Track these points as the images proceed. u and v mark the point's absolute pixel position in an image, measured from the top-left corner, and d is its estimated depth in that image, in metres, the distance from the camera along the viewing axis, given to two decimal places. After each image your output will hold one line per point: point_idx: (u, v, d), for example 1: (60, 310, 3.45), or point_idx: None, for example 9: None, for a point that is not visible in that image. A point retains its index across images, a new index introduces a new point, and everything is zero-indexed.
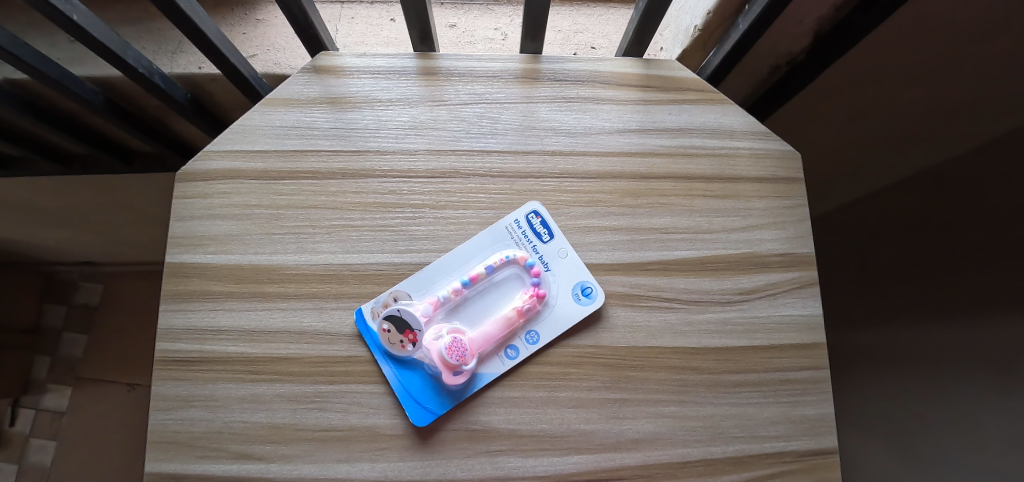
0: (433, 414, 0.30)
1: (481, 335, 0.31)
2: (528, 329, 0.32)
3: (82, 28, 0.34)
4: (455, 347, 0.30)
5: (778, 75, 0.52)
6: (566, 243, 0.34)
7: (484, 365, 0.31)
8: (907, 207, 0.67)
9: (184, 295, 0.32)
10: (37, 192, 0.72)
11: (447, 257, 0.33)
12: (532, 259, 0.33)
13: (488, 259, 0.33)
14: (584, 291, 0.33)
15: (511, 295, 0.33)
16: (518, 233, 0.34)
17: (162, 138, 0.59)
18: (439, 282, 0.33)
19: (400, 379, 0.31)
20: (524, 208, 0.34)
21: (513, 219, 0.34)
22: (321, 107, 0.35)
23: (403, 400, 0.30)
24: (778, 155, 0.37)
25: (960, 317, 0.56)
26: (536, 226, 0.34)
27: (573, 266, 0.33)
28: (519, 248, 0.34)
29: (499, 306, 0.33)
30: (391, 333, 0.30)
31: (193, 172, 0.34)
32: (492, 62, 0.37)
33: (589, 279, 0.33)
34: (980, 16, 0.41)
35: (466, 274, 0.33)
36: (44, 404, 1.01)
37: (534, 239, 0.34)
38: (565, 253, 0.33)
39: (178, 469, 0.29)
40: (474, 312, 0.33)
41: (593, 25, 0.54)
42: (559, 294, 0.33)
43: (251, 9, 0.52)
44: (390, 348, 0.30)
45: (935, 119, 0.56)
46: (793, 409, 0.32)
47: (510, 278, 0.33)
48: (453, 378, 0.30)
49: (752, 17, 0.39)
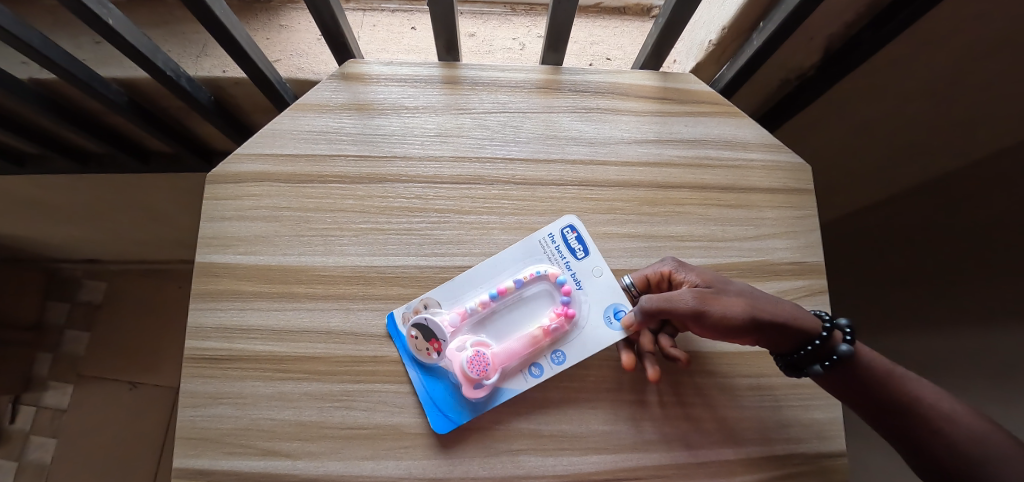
0: (453, 423, 0.31)
1: (506, 351, 0.32)
2: (553, 349, 0.32)
3: (116, 31, 0.35)
4: (479, 361, 0.31)
5: (788, 88, 0.53)
6: (601, 262, 0.34)
7: (506, 381, 0.32)
8: (912, 218, 0.68)
9: (213, 294, 0.33)
10: (49, 188, 0.73)
11: (477, 268, 0.34)
12: (563, 277, 0.34)
13: (518, 272, 0.34)
14: (617, 313, 0.33)
15: (539, 313, 0.33)
16: (552, 248, 0.34)
17: (181, 138, 0.60)
18: (467, 293, 0.33)
19: (426, 386, 0.32)
20: (560, 221, 0.35)
21: (547, 232, 0.35)
22: (348, 113, 0.36)
23: (427, 407, 0.31)
24: (790, 167, 0.38)
25: (976, 326, 0.57)
26: (571, 241, 0.34)
27: (608, 287, 0.33)
28: (552, 263, 0.34)
29: (526, 322, 0.33)
30: (418, 340, 0.31)
31: (224, 174, 0.35)
32: (515, 72, 0.38)
33: (622, 302, 0.33)
34: (985, 37, 0.42)
35: (494, 286, 0.33)
36: (45, 401, 1.01)
37: (568, 255, 0.34)
38: (600, 272, 0.34)
39: (205, 464, 0.30)
40: (500, 327, 0.33)
41: (608, 36, 0.55)
42: (589, 317, 0.33)
43: (275, 14, 0.52)
44: (417, 355, 0.31)
45: (938, 137, 0.57)
46: (804, 413, 0.33)
47: (540, 294, 0.34)
48: (473, 391, 0.31)
49: (768, 32, 0.40)
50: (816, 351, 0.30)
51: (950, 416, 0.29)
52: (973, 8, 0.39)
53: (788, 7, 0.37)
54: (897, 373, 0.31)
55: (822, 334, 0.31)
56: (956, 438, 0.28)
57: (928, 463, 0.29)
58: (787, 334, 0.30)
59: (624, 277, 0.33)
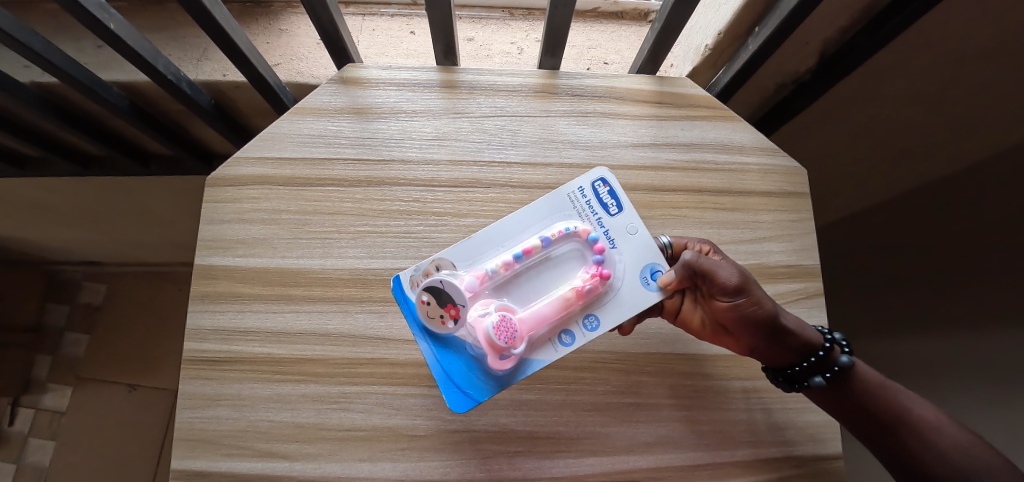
0: (472, 400, 0.27)
1: (535, 315, 0.27)
2: (586, 313, 0.28)
3: (117, 36, 0.35)
4: (504, 325, 0.26)
5: (784, 93, 0.54)
6: (637, 219, 0.30)
7: (534, 351, 0.27)
8: (910, 221, 0.68)
9: (212, 297, 0.33)
10: (50, 191, 0.73)
11: (499, 225, 0.30)
12: (595, 233, 0.29)
13: (544, 231, 0.30)
14: (654, 274, 0.29)
15: (568, 274, 0.29)
16: (581, 203, 0.30)
17: (182, 141, 0.60)
18: (488, 253, 0.29)
19: (441, 361, 0.28)
20: (592, 175, 0.31)
21: (577, 186, 0.31)
22: (347, 117, 0.36)
23: (443, 384, 0.27)
24: (786, 170, 0.38)
25: (974, 330, 0.57)
26: (604, 196, 0.30)
27: (643, 245, 0.29)
28: (582, 221, 0.30)
29: (553, 285, 0.29)
30: (431, 306, 0.27)
31: (223, 177, 0.35)
32: (512, 77, 0.38)
33: (660, 263, 0.29)
34: (979, 42, 0.43)
35: (518, 245, 0.30)
36: (44, 403, 1.00)
37: (600, 211, 0.30)
38: (635, 229, 0.30)
39: (203, 466, 0.30)
40: (526, 291, 0.29)
41: (605, 41, 0.56)
42: (625, 277, 0.28)
43: (275, 19, 0.53)
44: (429, 323, 0.27)
45: (935, 140, 0.57)
46: (800, 416, 0.33)
47: (569, 253, 0.30)
48: (499, 363, 0.26)
49: (763, 37, 0.40)
50: (815, 364, 0.30)
51: (935, 426, 0.30)
52: (968, 13, 0.40)
53: (783, 13, 0.37)
54: (887, 385, 0.31)
55: (823, 346, 0.31)
56: (943, 447, 0.29)
57: (922, 477, 0.29)
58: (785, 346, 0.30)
59: (659, 236, 0.31)
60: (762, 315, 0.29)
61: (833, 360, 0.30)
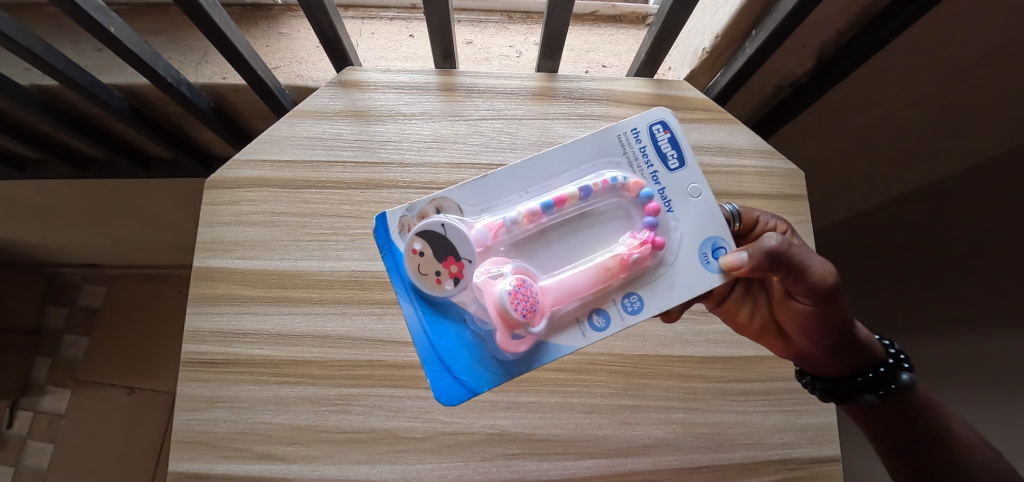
0: (469, 392, 0.23)
1: (563, 287, 0.23)
2: (626, 292, 0.24)
3: (117, 39, 0.36)
4: (523, 294, 0.22)
5: (781, 95, 0.54)
6: (700, 179, 0.26)
7: (556, 332, 0.24)
8: (909, 223, 0.68)
9: (211, 299, 0.33)
10: (50, 193, 0.73)
11: (528, 168, 0.26)
12: (649, 188, 0.25)
13: (583, 178, 0.26)
14: (715, 250, 0.24)
15: (606, 241, 0.25)
16: (634, 150, 0.27)
17: (182, 143, 0.60)
18: (509, 199, 0.26)
19: (431, 337, 0.24)
20: (649, 118, 0.27)
21: (631, 128, 0.27)
22: (346, 120, 0.37)
23: (431, 367, 0.24)
24: (783, 173, 0.39)
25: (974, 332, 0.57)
26: (664, 146, 0.27)
27: (706, 211, 0.25)
28: (633, 172, 0.26)
29: (587, 251, 0.25)
30: (425, 259, 0.23)
31: (222, 179, 0.35)
32: (510, 79, 0.39)
33: (723, 237, 0.25)
34: (975, 44, 0.43)
35: (549, 193, 0.26)
36: (42, 406, 1.00)
37: (656, 164, 0.26)
38: (698, 192, 0.26)
39: (201, 468, 0.30)
40: (554, 257, 0.25)
41: (604, 44, 0.56)
42: (680, 250, 0.25)
43: (275, 22, 0.53)
44: (422, 282, 0.24)
45: (933, 143, 0.58)
46: (798, 418, 0.33)
47: (612, 214, 0.26)
48: (509, 340, 0.23)
49: (760, 40, 0.40)
50: (871, 380, 0.29)
51: (970, 448, 0.28)
52: (965, 15, 0.40)
53: (779, 16, 0.37)
54: (944, 409, 0.29)
55: (885, 362, 0.29)
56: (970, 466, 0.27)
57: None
58: (849, 356, 0.29)
59: (723, 203, 0.29)
60: (834, 329, 0.28)
61: (894, 378, 0.29)
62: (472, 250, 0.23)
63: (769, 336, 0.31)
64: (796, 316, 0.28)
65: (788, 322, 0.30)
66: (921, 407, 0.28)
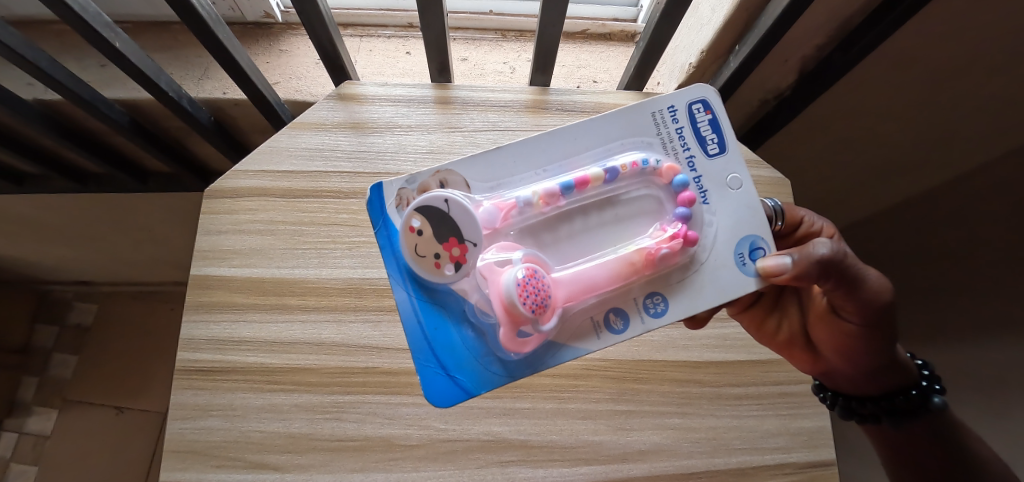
0: (464, 394, 0.23)
1: (580, 283, 0.23)
2: (650, 292, 0.24)
3: (122, 53, 0.37)
4: (533, 286, 0.22)
5: (767, 108, 0.56)
6: (740, 170, 0.25)
7: (567, 329, 0.24)
8: (897, 232, 0.69)
9: (207, 307, 0.33)
10: (46, 208, 0.73)
11: (548, 147, 0.26)
12: (684, 175, 0.25)
13: (611, 159, 0.26)
14: (752, 251, 0.24)
15: (629, 233, 0.25)
16: (669, 131, 0.26)
17: (181, 158, 0.61)
18: (521, 177, 0.25)
19: (428, 332, 0.24)
20: (689, 95, 0.26)
21: (668, 106, 0.26)
22: (344, 131, 0.38)
23: (427, 366, 0.24)
24: (769, 181, 0.40)
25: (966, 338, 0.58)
26: (704, 129, 0.26)
27: (744, 206, 0.25)
28: (666, 155, 0.26)
29: (608, 243, 0.25)
30: (422, 237, 0.23)
31: (223, 189, 0.36)
32: (504, 93, 0.40)
33: (762, 238, 0.24)
34: (948, 58, 0.45)
35: (571, 173, 0.25)
36: (27, 427, 0.98)
37: (694, 149, 0.26)
38: (738, 184, 0.25)
39: (192, 479, 0.29)
40: (574, 250, 0.25)
41: (594, 61, 0.58)
42: (715, 249, 0.24)
43: (275, 39, 0.55)
44: (421, 266, 0.23)
45: (915, 153, 0.59)
46: (792, 422, 0.34)
47: (637, 205, 0.26)
48: (511, 333, 0.22)
49: (743, 54, 0.42)
50: (903, 403, 0.31)
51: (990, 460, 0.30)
52: (937, 31, 0.42)
53: (760, 31, 0.39)
54: (964, 425, 0.31)
55: (916, 384, 0.31)
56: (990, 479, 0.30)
57: None
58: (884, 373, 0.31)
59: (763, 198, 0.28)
60: (872, 349, 0.29)
61: (926, 402, 0.31)
62: (478, 234, 0.23)
63: (798, 348, 0.32)
64: (835, 332, 0.29)
65: (822, 336, 0.31)
66: (951, 426, 0.31)
